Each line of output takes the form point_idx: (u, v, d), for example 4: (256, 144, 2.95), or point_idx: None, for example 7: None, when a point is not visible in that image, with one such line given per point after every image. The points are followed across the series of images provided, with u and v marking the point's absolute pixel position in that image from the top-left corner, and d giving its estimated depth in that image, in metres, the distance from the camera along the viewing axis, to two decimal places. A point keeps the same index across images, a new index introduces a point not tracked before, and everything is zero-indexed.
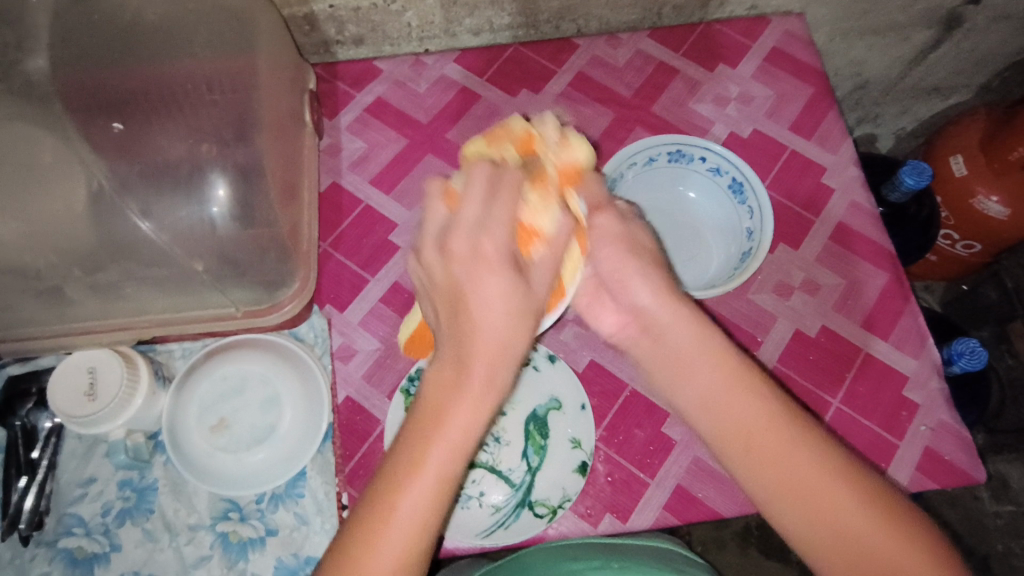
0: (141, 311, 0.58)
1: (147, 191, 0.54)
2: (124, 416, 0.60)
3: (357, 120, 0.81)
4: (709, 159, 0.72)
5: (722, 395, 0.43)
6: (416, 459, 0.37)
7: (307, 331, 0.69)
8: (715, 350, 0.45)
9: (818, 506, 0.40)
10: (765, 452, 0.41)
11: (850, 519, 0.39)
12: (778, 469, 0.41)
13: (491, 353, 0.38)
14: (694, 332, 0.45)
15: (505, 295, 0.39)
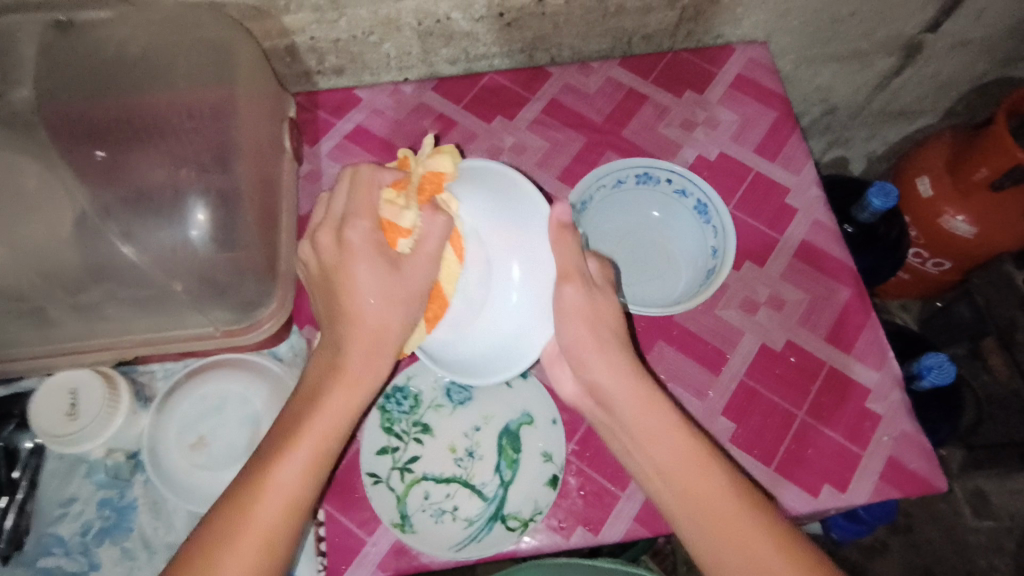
0: (122, 332, 0.60)
1: (129, 216, 0.56)
2: (103, 436, 0.61)
3: (338, 146, 0.84)
4: (675, 181, 0.75)
5: (673, 462, 0.53)
6: (294, 443, 0.48)
7: (286, 351, 0.70)
8: (652, 405, 0.55)
9: (718, 534, 0.50)
10: (706, 509, 0.51)
11: (752, 546, 0.49)
12: (691, 499, 0.52)
13: (366, 350, 0.51)
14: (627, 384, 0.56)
15: (385, 288, 0.51)
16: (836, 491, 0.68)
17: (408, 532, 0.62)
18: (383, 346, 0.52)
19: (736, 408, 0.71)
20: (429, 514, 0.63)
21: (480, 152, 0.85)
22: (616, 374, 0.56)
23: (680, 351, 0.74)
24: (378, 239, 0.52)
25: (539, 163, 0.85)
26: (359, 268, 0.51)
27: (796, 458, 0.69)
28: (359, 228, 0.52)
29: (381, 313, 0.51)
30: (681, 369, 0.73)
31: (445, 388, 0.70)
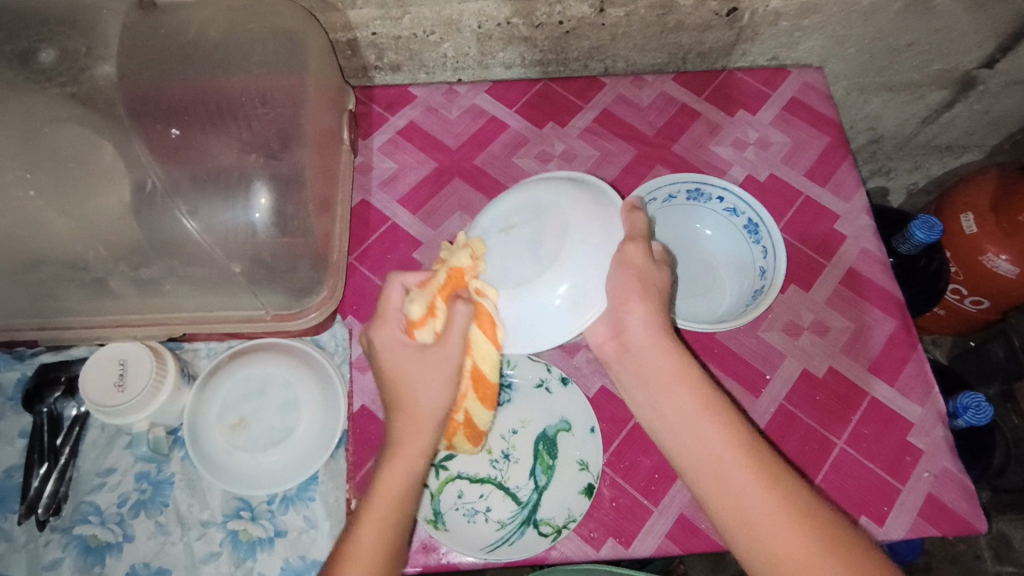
0: (174, 308, 0.60)
1: (197, 194, 0.57)
2: (147, 410, 0.62)
3: (390, 141, 0.85)
4: (727, 199, 0.74)
5: (683, 409, 0.53)
6: (359, 535, 0.48)
7: (328, 339, 0.71)
8: (677, 371, 0.54)
9: (741, 513, 0.48)
10: (705, 456, 0.51)
11: (747, 491, 0.49)
12: (698, 447, 0.51)
13: (415, 430, 0.51)
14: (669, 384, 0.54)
15: (421, 371, 0.52)
16: (873, 524, 0.67)
17: (440, 529, 0.62)
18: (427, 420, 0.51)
19: (773, 431, 0.71)
20: (462, 513, 0.63)
21: (530, 156, 0.85)
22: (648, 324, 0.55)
23: (720, 369, 0.74)
24: (401, 337, 0.53)
25: (588, 172, 0.85)
26: (409, 381, 0.52)
27: (834, 485, 0.68)
28: (385, 328, 0.55)
29: (424, 386, 0.51)
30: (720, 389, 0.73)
31: None
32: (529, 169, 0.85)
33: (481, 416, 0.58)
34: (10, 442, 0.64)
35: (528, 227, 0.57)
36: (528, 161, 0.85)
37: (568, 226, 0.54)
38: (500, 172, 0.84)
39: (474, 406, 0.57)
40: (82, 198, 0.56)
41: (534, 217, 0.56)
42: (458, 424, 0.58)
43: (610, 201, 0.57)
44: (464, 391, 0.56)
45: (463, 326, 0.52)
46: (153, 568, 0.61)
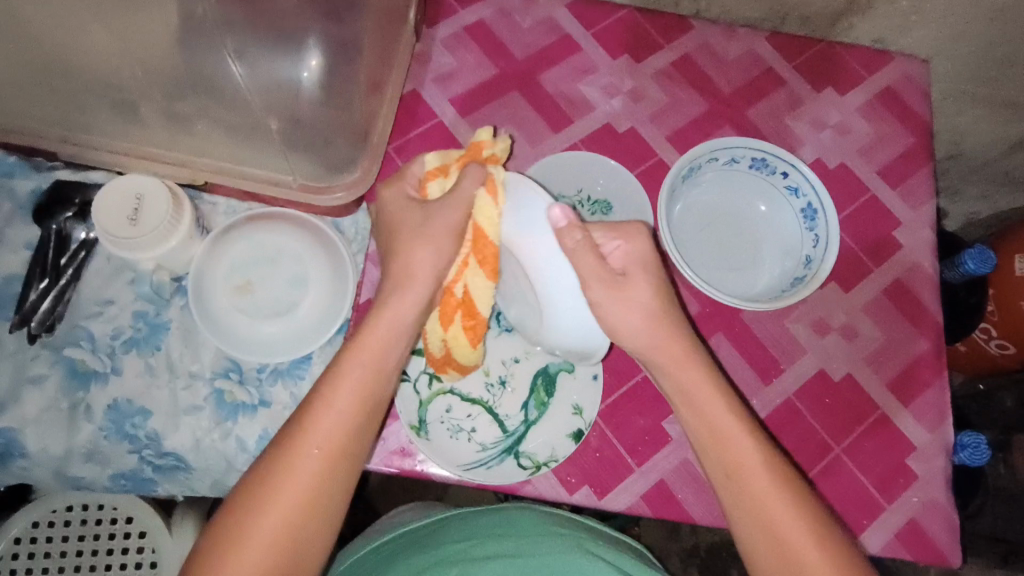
0: (201, 153, 0.57)
1: (246, 32, 0.53)
2: (157, 251, 0.60)
3: (454, 35, 0.80)
4: (792, 176, 0.70)
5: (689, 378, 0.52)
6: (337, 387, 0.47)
7: (349, 225, 0.68)
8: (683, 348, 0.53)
9: (745, 493, 0.47)
10: (712, 430, 0.50)
11: (754, 473, 0.47)
12: (705, 420, 0.50)
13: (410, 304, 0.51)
14: (687, 365, 0.52)
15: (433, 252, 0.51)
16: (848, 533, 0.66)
17: (422, 437, 0.61)
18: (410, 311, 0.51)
19: (774, 422, 0.69)
20: (446, 427, 0.62)
21: (596, 86, 0.80)
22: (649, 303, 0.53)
23: (737, 350, 0.71)
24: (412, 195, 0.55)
25: (652, 116, 0.80)
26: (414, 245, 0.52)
27: (819, 489, 0.67)
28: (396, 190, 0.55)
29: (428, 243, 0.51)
30: (730, 367, 0.70)
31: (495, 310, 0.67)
32: (592, 99, 0.80)
33: (484, 296, 0.53)
34: (15, 251, 0.63)
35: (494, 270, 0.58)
36: (593, 90, 0.80)
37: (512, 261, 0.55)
38: (562, 95, 0.79)
39: (478, 276, 0.52)
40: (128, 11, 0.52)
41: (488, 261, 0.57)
42: (454, 300, 0.54)
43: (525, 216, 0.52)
44: (465, 259, 0.52)
45: (471, 185, 0.50)
46: (135, 406, 0.61)
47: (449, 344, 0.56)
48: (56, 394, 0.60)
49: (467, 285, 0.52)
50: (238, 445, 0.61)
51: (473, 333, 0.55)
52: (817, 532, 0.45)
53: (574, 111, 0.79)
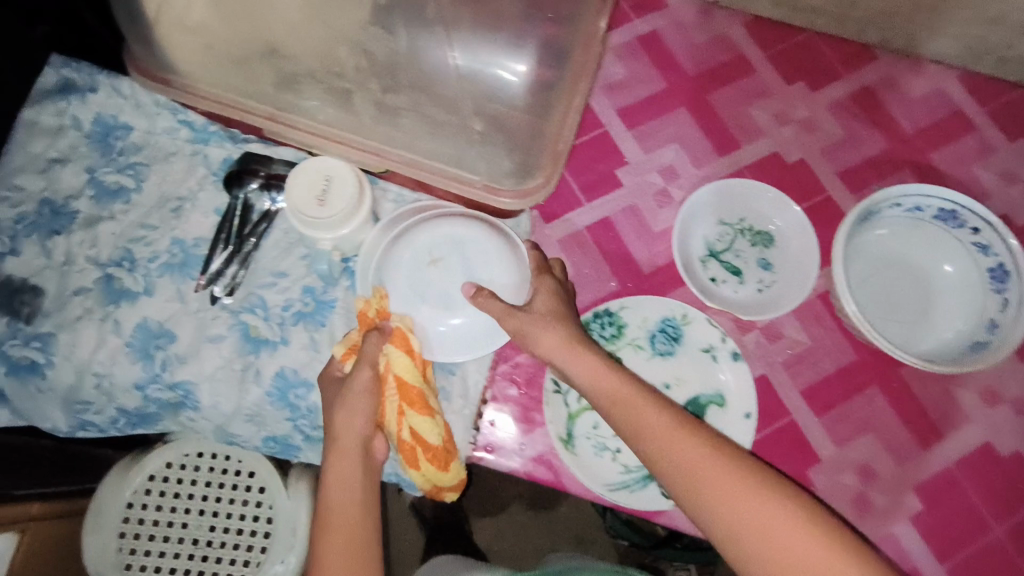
0: (396, 144, 0.59)
1: (470, 33, 0.59)
2: (334, 232, 0.61)
3: (628, 45, 0.79)
4: (984, 233, 0.65)
5: (643, 417, 0.50)
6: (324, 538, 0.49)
7: (511, 227, 0.70)
8: (628, 387, 0.52)
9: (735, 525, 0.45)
10: (671, 460, 0.48)
11: (734, 499, 0.45)
12: (670, 451, 0.48)
13: (355, 462, 0.53)
14: (669, 432, 0.49)
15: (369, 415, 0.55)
16: None
17: (570, 451, 0.62)
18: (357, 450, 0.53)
19: (930, 491, 0.65)
20: (591, 444, 0.62)
21: (769, 112, 0.77)
22: (592, 368, 0.54)
23: (893, 407, 0.67)
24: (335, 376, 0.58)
25: (824, 149, 0.76)
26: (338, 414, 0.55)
27: (973, 569, 0.63)
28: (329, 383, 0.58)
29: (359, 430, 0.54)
30: (885, 425, 0.67)
31: (650, 332, 0.65)
32: (763, 125, 0.77)
33: (427, 429, 0.57)
34: (204, 214, 0.67)
35: (450, 259, 0.64)
36: (764, 116, 0.77)
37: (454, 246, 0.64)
38: (732, 118, 0.77)
39: (410, 415, 0.57)
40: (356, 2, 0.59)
41: (454, 251, 0.64)
42: (407, 444, 0.58)
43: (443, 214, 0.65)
44: (399, 410, 0.57)
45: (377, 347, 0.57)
46: (300, 377, 0.63)
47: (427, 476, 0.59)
48: (230, 354, 0.63)
49: (404, 426, 0.57)
50: None
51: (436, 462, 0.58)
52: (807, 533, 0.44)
53: (744, 136, 0.76)
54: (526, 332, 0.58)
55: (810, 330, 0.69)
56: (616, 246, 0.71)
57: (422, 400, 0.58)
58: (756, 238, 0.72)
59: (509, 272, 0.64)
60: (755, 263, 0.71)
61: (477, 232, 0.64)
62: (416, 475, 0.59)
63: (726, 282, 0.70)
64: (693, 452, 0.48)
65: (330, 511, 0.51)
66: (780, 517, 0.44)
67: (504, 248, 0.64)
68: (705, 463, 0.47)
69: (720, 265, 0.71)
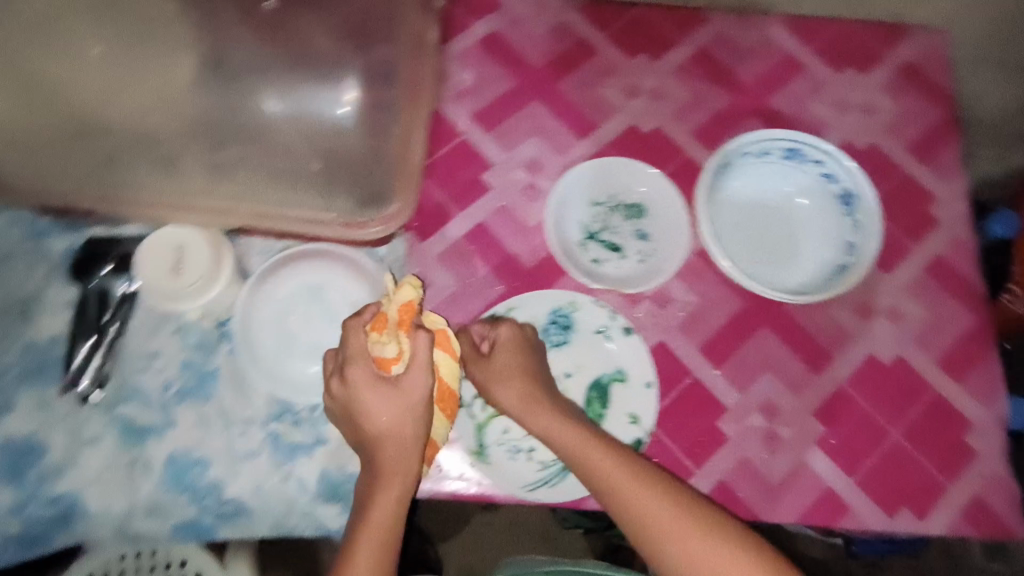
0: (246, 198, 0.57)
1: (285, 82, 0.63)
2: (201, 300, 0.59)
3: (469, 50, 0.79)
4: (826, 163, 0.70)
5: (554, 428, 0.58)
6: (356, 553, 0.50)
7: (387, 254, 0.69)
8: (537, 395, 0.60)
9: (645, 518, 0.52)
10: (585, 464, 0.56)
11: (637, 498, 0.53)
12: (581, 454, 0.56)
13: (394, 465, 0.53)
14: (566, 430, 0.57)
15: (395, 409, 0.54)
16: (912, 515, 0.66)
17: (483, 462, 0.62)
18: (407, 467, 0.54)
19: (829, 412, 0.69)
20: (505, 449, 0.63)
21: (617, 88, 0.79)
22: (512, 382, 0.60)
23: (782, 343, 0.71)
24: (371, 372, 0.54)
25: (675, 113, 0.79)
26: (376, 405, 0.54)
27: (880, 473, 0.67)
28: (358, 369, 0.55)
29: (396, 422, 0.54)
30: (779, 360, 0.70)
31: (542, 327, 0.67)
32: (614, 101, 0.78)
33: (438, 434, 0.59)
34: (56, 312, 0.63)
35: (309, 309, 0.63)
36: (614, 92, 0.79)
37: (308, 294, 0.63)
38: (583, 101, 0.78)
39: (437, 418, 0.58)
40: (177, 70, 0.61)
41: (308, 299, 0.63)
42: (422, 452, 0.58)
43: (287, 264, 0.64)
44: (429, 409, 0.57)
45: (425, 350, 0.54)
46: (194, 457, 0.61)
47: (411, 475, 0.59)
48: (114, 452, 0.60)
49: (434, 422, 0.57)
50: (299, 487, 0.61)
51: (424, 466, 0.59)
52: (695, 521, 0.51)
53: (598, 115, 0.78)
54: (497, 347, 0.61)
55: (695, 288, 0.72)
56: (496, 249, 0.71)
57: (449, 394, 0.59)
58: (629, 212, 0.73)
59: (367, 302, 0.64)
60: (633, 236, 0.72)
61: (322, 270, 0.64)
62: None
63: (609, 261, 0.72)
64: (599, 455, 0.55)
65: (368, 526, 0.52)
66: (670, 513, 0.51)
67: (357, 278, 0.64)
68: (608, 466, 0.55)
69: (600, 245, 0.72)
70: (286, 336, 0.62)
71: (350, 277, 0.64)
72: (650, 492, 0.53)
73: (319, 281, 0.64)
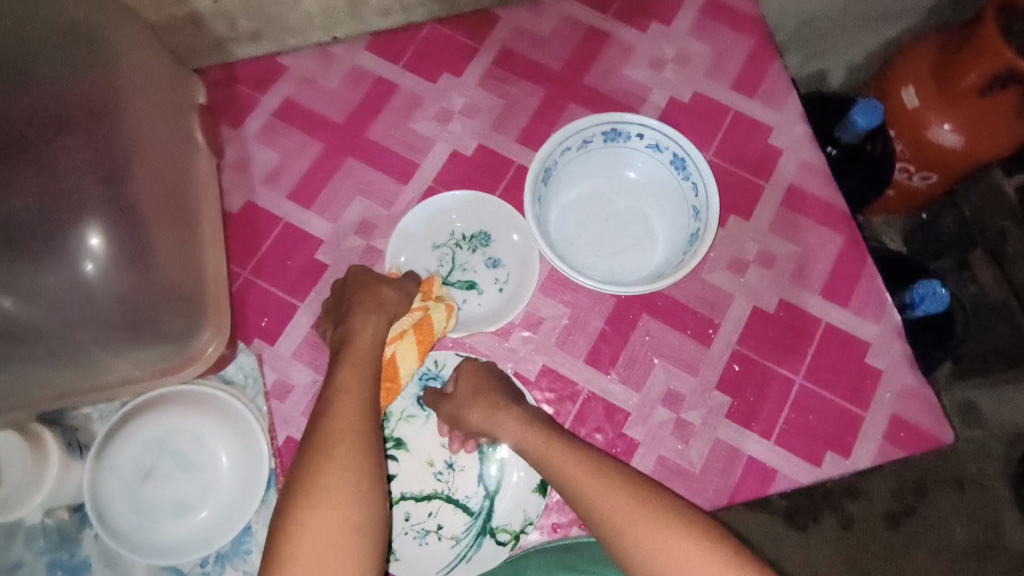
0: (33, 389, 0.53)
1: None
2: (39, 495, 0.54)
3: (265, 127, 0.74)
4: (647, 135, 0.66)
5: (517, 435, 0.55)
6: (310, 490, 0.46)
7: (235, 373, 0.65)
8: (519, 410, 0.57)
9: (624, 525, 0.47)
10: (555, 467, 0.52)
11: (617, 504, 0.48)
12: (547, 453, 0.53)
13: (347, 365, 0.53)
14: (532, 434, 0.54)
15: (369, 314, 0.57)
16: (838, 458, 0.64)
17: (391, 559, 0.58)
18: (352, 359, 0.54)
19: (730, 381, 0.66)
20: (412, 536, 0.59)
21: (427, 118, 0.75)
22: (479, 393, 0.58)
23: (665, 326, 0.68)
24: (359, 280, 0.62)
25: (495, 124, 0.75)
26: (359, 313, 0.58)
27: (796, 425, 0.65)
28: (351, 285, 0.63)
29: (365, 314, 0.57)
30: (667, 345, 0.67)
31: (415, 396, 0.63)
32: (429, 133, 0.75)
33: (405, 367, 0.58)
34: None
35: (164, 462, 0.59)
36: (426, 123, 0.75)
37: (158, 448, 0.59)
38: (397, 142, 0.74)
39: (408, 347, 0.58)
40: None
41: (160, 453, 0.59)
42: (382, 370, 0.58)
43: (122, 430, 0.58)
44: (404, 331, 0.59)
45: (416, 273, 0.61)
46: None
47: None
48: None
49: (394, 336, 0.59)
50: None
51: (385, 395, 0.58)
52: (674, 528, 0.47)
53: (416, 153, 0.74)
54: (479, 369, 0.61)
55: (562, 299, 0.68)
56: None
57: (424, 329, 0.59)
58: (474, 242, 0.70)
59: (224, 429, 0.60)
60: (484, 267, 0.69)
61: (161, 419, 0.59)
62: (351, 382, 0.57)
63: (467, 300, 0.68)
64: (574, 459, 0.51)
65: (332, 430, 0.48)
66: (651, 517, 0.47)
67: (203, 410, 0.60)
68: (589, 470, 0.50)
69: (454, 287, 0.69)
70: (150, 500, 0.58)
71: (195, 412, 0.60)
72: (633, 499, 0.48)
73: (165, 431, 0.59)
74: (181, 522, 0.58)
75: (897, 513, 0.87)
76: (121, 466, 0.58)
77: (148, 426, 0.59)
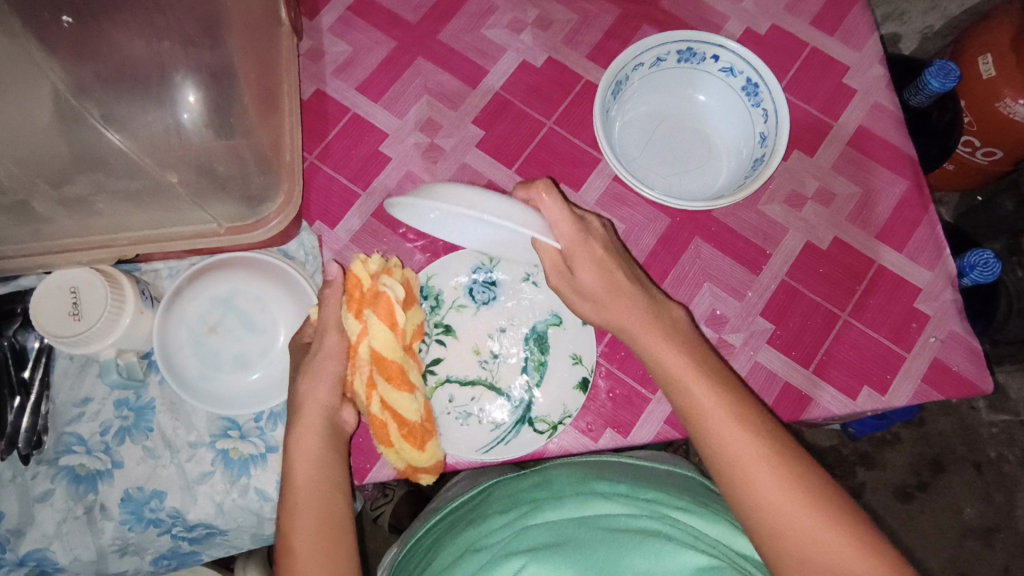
0: (119, 229, 0.57)
1: (108, 95, 0.52)
2: (114, 334, 0.57)
3: (341, 20, 0.75)
4: (723, 57, 0.66)
5: (647, 340, 0.50)
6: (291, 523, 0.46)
7: (296, 249, 0.67)
8: (646, 318, 0.52)
9: (730, 454, 0.43)
10: (675, 375, 0.48)
11: (727, 429, 0.44)
12: (672, 363, 0.48)
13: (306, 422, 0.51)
14: (658, 341, 0.50)
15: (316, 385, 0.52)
16: (875, 394, 0.65)
17: None
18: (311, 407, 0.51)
19: (775, 309, 0.67)
20: (454, 417, 0.61)
21: (500, 26, 0.75)
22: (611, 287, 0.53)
23: (717, 249, 0.69)
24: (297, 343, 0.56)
25: (566, 38, 0.75)
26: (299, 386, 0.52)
27: (837, 358, 0.66)
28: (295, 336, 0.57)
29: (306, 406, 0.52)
30: (718, 269, 0.68)
31: (467, 287, 0.65)
32: (500, 41, 0.75)
33: (405, 403, 0.54)
34: None
35: (228, 319, 0.63)
36: (498, 31, 0.75)
37: (223, 306, 0.63)
38: (469, 47, 0.75)
39: (389, 392, 0.53)
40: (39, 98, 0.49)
41: (225, 310, 0.63)
42: (380, 419, 0.55)
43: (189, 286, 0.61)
44: (371, 379, 0.54)
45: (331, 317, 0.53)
46: (148, 491, 0.60)
47: (404, 458, 0.56)
48: (65, 504, 0.60)
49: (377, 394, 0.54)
50: (261, 496, 0.61)
51: (412, 437, 0.55)
52: (786, 476, 0.41)
53: (486, 60, 0.74)
54: (574, 263, 0.52)
55: (617, 213, 0.69)
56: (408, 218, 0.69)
57: (383, 363, 0.53)
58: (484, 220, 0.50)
59: (286, 299, 0.63)
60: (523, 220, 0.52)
61: (228, 280, 0.63)
62: (392, 454, 0.56)
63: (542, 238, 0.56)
64: (696, 372, 0.47)
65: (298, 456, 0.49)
66: (760, 453, 0.42)
67: (266, 279, 0.63)
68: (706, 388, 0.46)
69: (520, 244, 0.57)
70: (212, 353, 0.62)
71: (259, 279, 0.63)
72: (746, 434, 0.43)
73: (231, 291, 0.63)
74: (237, 377, 0.62)
75: (909, 487, 1.04)
76: (186, 316, 0.62)
77: (215, 284, 0.63)
